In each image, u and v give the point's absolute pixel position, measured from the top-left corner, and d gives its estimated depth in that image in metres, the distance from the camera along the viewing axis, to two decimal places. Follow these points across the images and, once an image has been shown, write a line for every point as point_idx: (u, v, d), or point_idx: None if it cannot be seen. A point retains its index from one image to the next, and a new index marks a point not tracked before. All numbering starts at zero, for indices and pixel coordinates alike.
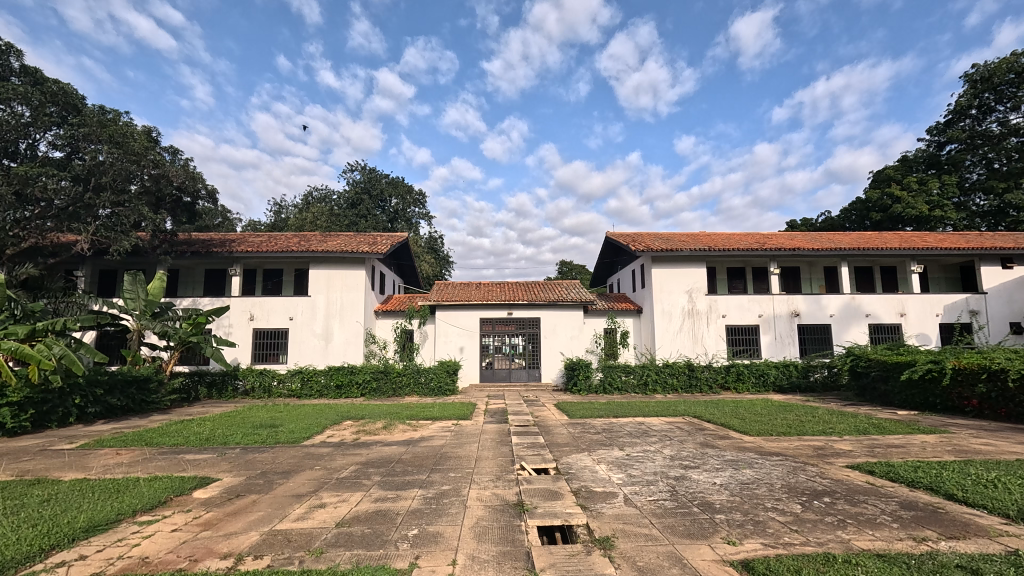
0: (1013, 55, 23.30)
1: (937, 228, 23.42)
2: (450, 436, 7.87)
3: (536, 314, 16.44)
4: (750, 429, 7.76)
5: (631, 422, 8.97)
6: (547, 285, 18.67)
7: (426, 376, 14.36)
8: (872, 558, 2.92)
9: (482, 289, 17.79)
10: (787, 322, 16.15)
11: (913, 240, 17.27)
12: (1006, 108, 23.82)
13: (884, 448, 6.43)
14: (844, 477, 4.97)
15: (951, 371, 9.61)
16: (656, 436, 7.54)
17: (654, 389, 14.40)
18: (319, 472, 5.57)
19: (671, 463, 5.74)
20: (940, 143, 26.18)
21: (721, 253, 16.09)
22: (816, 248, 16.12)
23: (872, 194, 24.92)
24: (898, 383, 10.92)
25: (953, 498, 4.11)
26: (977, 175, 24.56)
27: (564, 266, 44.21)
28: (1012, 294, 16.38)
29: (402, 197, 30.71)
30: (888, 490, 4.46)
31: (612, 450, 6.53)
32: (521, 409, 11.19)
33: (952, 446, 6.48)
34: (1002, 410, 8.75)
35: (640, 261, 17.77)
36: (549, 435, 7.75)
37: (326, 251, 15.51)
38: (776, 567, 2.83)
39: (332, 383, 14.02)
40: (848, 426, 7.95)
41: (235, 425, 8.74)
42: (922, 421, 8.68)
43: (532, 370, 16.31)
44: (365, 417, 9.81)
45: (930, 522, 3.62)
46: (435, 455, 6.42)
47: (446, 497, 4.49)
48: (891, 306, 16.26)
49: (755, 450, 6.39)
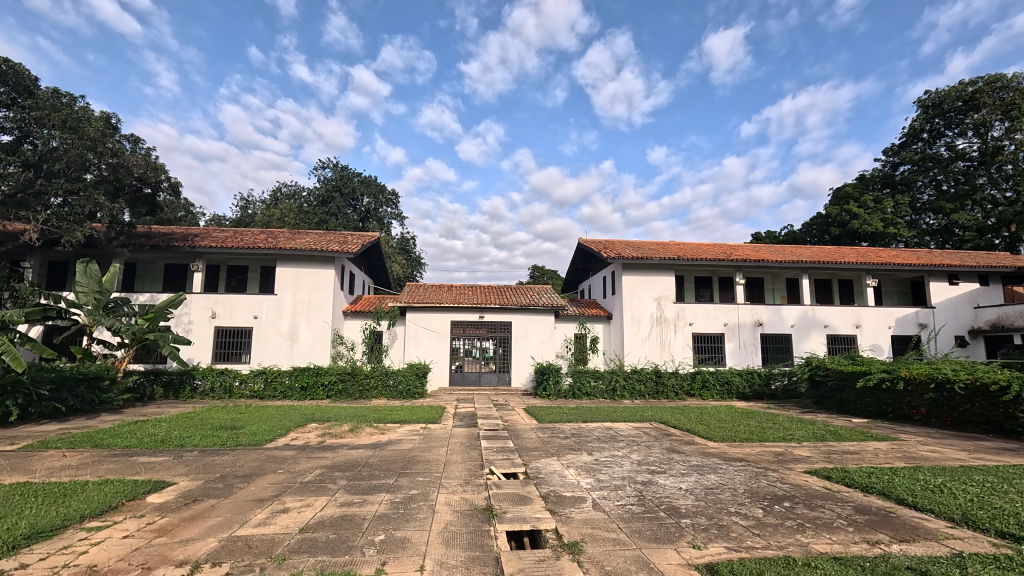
0: (961, 84, 24.70)
1: (891, 244, 24.58)
2: (419, 439, 7.79)
3: (508, 318, 16.47)
4: (713, 434, 7.96)
5: (599, 427, 9.07)
6: (519, 288, 18.68)
7: (395, 378, 14.18)
8: (829, 561, 3.01)
9: (454, 292, 17.70)
10: (750, 331, 16.65)
11: (869, 255, 18.08)
12: (953, 133, 25.21)
13: (839, 454, 6.71)
14: (803, 482, 5.13)
15: (902, 381, 10.06)
16: (624, 441, 7.64)
17: (622, 394, 14.60)
18: (282, 475, 5.42)
19: (639, 468, 5.83)
20: (895, 164, 27.61)
21: (689, 262, 16.44)
22: (779, 260, 16.66)
23: (832, 210, 25.99)
24: (853, 392, 11.38)
25: (902, 502, 4.31)
26: (928, 195, 26.00)
27: (535, 271, 45.08)
28: (958, 309, 17.32)
29: (374, 195, 30.30)
30: (844, 495, 4.63)
31: (580, 455, 6.58)
32: (490, 413, 11.14)
33: (902, 452, 6.80)
34: (948, 419, 9.22)
35: (611, 268, 17.97)
36: (518, 439, 7.76)
37: (295, 249, 15.14)
38: (738, 569, 2.91)
39: (297, 384, 13.65)
40: (805, 432, 8.23)
41: (193, 427, 8.40)
42: (875, 429, 9.05)
43: (502, 374, 16.28)
44: (331, 419, 9.60)
45: (882, 526, 3.78)
46: (403, 459, 6.33)
47: (413, 502, 4.42)
48: (848, 318, 16.94)
49: (718, 456, 6.55)
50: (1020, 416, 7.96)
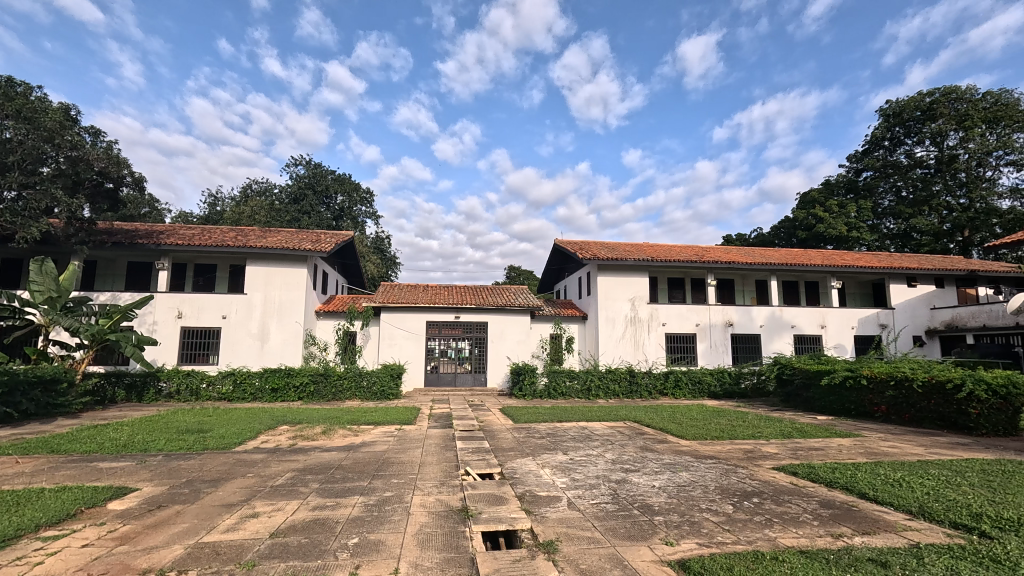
0: (919, 94, 25.79)
1: (854, 247, 25.53)
2: (394, 440, 7.71)
3: (484, 318, 16.45)
4: (685, 432, 8.13)
5: (574, 427, 9.13)
6: (495, 289, 18.68)
7: (369, 379, 13.99)
8: (795, 555, 3.10)
9: (429, 292, 17.58)
10: (721, 331, 17.03)
11: (833, 258, 18.71)
12: (912, 142, 26.30)
13: (805, 450, 6.92)
14: (771, 478, 5.27)
15: (864, 379, 10.44)
16: (598, 441, 7.71)
17: (597, 394, 14.74)
18: (252, 479, 5.29)
19: (613, 467, 5.90)
20: (858, 170, 28.66)
21: (663, 263, 16.72)
22: (749, 262, 17.07)
23: (798, 214, 26.82)
24: (819, 390, 11.75)
25: (864, 496, 4.47)
26: (888, 201, 27.08)
27: (512, 271, 45.18)
28: (916, 310, 18.09)
29: (348, 194, 29.86)
30: (809, 490, 4.78)
31: (555, 455, 6.62)
32: (466, 414, 11.10)
33: (863, 448, 7.06)
34: (906, 415, 9.62)
35: (586, 268, 18.13)
36: (494, 440, 7.75)
37: (266, 247, 14.78)
38: (710, 565, 2.96)
39: (267, 385, 13.34)
40: (773, 430, 8.45)
41: (158, 430, 8.12)
42: (839, 426, 9.36)
43: (477, 375, 16.24)
44: (303, 421, 9.42)
45: (845, 519, 3.91)
46: (377, 461, 6.25)
47: (387, 504, 4.37)
48: (814, 318, 17.50)
49: (690, 453, 6.69)
50: (973, 412, 8.36)
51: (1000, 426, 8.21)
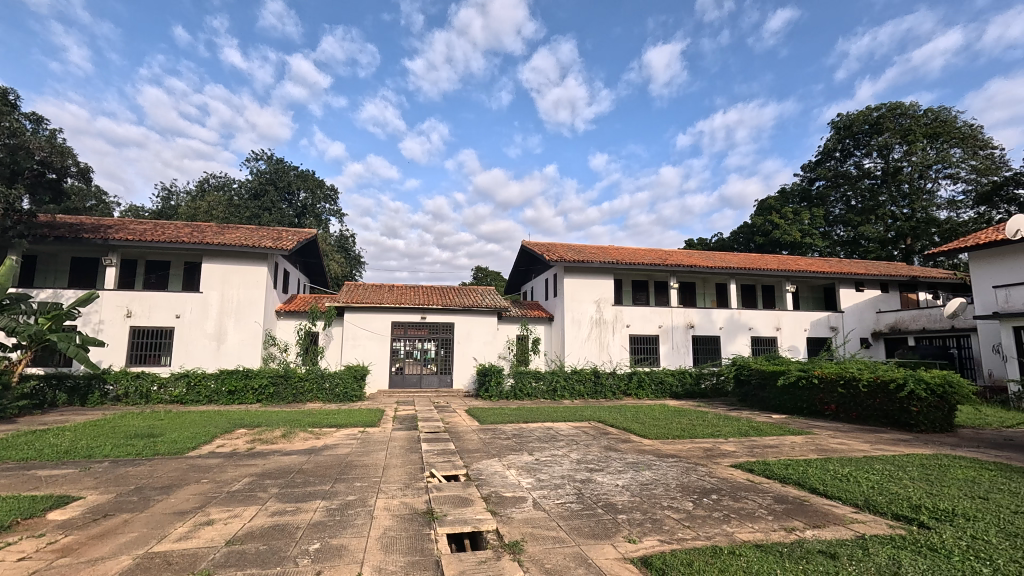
0: (867, 109, 27.20)
1: (807, 253, 26.68)
2: (357, 443, 7.56)
3: (450, 319, 16.34)
4: (648, 432, 8.30)
5: (540, 427, 9.18)
6: (462, 289, 18.60)
7: (331, 381, 13.66)
8: (751, 548, 3.21)
9: (395, 292, 17.33)
10: (682, 333, 17.48)
11: (788, 263, 19.51)
12: (860, 153, 27.71)
13: (761, 448, 7.18)
14: (729, 475, 5.44)
15: (816, 379, 10.92)
16: (563, 441, 7.78)
17: (562, 395, 14.87)
18: (206, 485, 5.08)
19: (578, 466, 5.96)
20: (811, 179, 29.98)
21: (627, 266, 17.03)
22: (710, 266, 17.60)
23: (756, 220, 27.84)
24: (774, 390, 12.21)
25: (815, 491, 4.67)
26: (839, 209, 28.44)
27: (479, 273, 45.08)
28: (863, 313, 19.07)
29: (312, 190, 29.12)
30: (764, 486, 4.97)
31: (521, 455, 6.64)
32: (431, 415, 10.99)
33: (814, 445, 7.39)
34: (854, 414, 10.11)
35: (553, 270, 18.28)
36: (460, 441, 7.71)
37: (224, 244, 14.23)
38: (671, 561, 3.03)
39: (223, 388, 12.85)
40: (731, 428, 8.73)
41: (104, 435, 7.70)
42: (792, 424, 9.75)
43: (443, 376, 16.12)
44: (261, 424, 9.11)
45: (797, 513, 4.08)
46: (339, 464, 6.12)
47: (350, 508, 4.29)
48: (770, 321, 18.19)
49: (652, 452, 6.84)
50: (913, 409, 8.87)
51: (937, 423, 8.75)
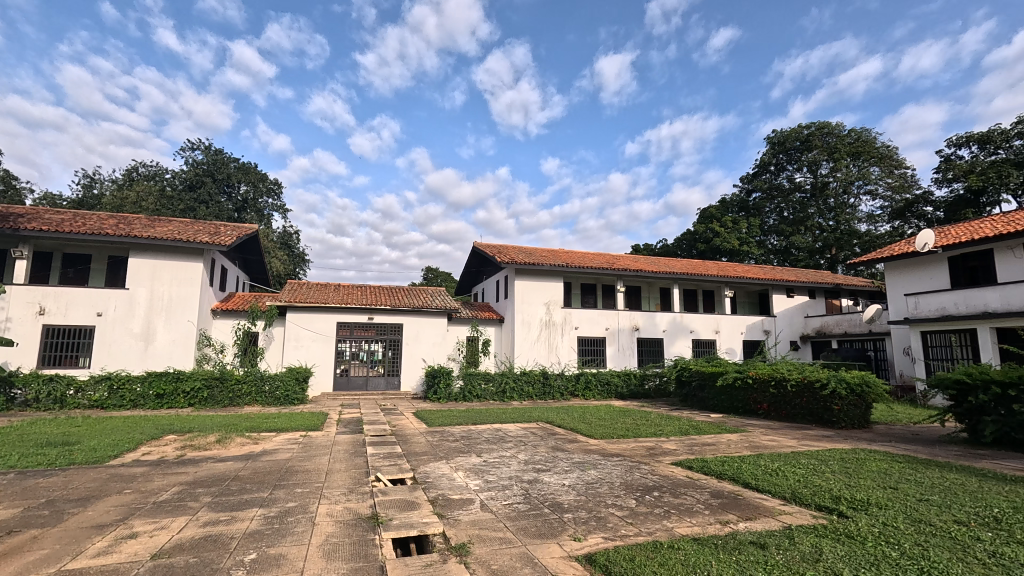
0: (798, 127, 29.10)
1: (744, 260, 28.14)
2: (298, 448, 7.26)
3: (399, 320, 16.05)
4: (594, 432, 8.49)
5: (488, 429, 9.17)
6: (411, 290, 18.31)
7: (271, 384, 13.07)
8: (689, 542, 3.35)
9: (341, 292, 16.82)
10: (628, 335, 18.01)
11: (727, 269, 20.52)
12: (792, 168, 29.59)
13: (699, 446, 7.51)
14: (669, 473, 5.65)
15: (750, 380, 11.54)
16: (512, 442, 7.82)
17: (511, 396, 14.93)
18: (130, 496, 4.73)
19: (525, 467, 6.01)
20: (749, 190, 31.71)
21: (577, 269, 17.34)
22: (655, 271, 18.23)
23: (698, 228, 29.11)
24: (712, 390, 12.79)
25: (747, 485, 4.94)
26: (773, 219, 30.23)
27: (429, 274, 44.47)
28: (792, 317, 20.35)
29: (253, 184, 27.81)
30: (702, 482, 5.19)
31: (469, 457, 6.62)
32: (378, 418, 10.74)
33: (748, 442, 7.80)
34: (783, 412, 10.76)
35: (504, 272, 18.35)
36: (406, 444, 7.58)
37: (154, 237, 13.31)
38: (614, 557, 3.12)
39: (151, 391, 12.02)
40: (673, 428, 9.06)
41: (9, 444, 7.00)
42: (729, 423, 10.24)
43: (391, 378, 15.81)
44: (193, 430, 8.58)
45: (732, 507, 4.30)
46: (279, 470, 5.86)
47: (290, 516, 4.12)
48: (709, 324, 19.07)
49: (598, 452, 7.00)
50: (835, 407, 9.56)
51: (855, 419, 9.47)
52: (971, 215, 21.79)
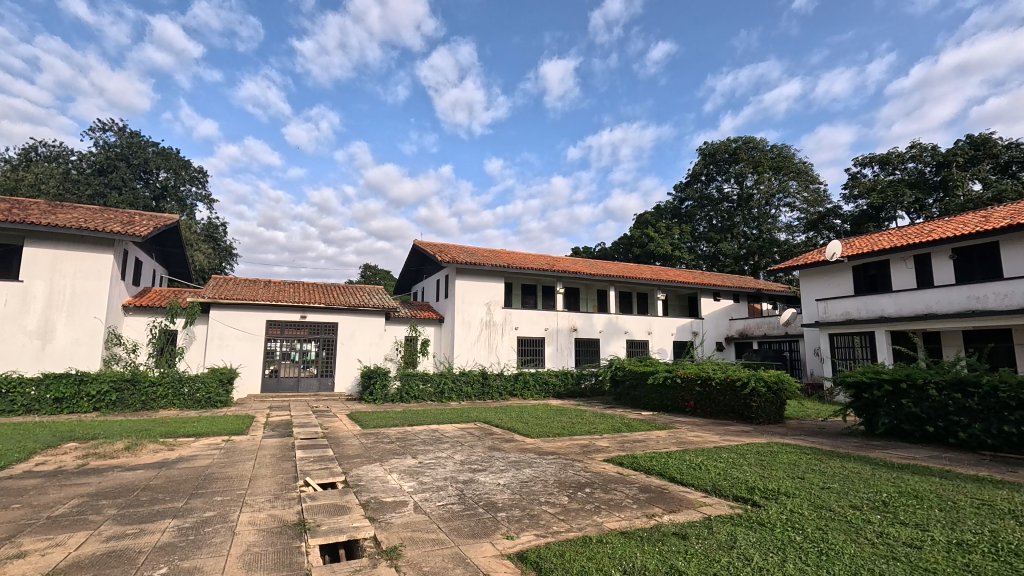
0: (727, 140, 30.94)
1: (676, 265, 29.55)
2: (219, 454, 6.84)
3: (333, 318, 15.50)
4: (531, 431, 8.60)
5: (425, 430, 9.06)
6: (348, 287, 17.74)
7: (191, 386, 12.22)
8: (617, 536, 3.48)
9: (272, 288, 16.01)
10: (566, 336, 18.40)
11: (660, 273, 21.45)
12: (721, 179, 31.42)
13: (630, 443, 7.80)
14: (601, 469, 5.84)
15: (679, 379, 12.13)
16: (448, 443, 7.77)
17: (449, 396, 14.83)
18: (18, 511, 4.25)
19: (461, 467, 5.99)
20: (682, 198, 33.33)
21: (517, 270, 17.50)
22: (593, 273, 18.74)
23: (635, 233, 30.24)
24: (644, 389, 13.33)
25: (673, 479, 5.19)
26: (703, 227, 31.94)
27: (367, 271, 43.22)
28: (718, 320, 21.62)
29: (175, 171, 25.89)
30: (632, 477, 5.40)
31: (404, 459, 6.50)
32: (309, 421, 10.31)
33: (675, 438, 8.20)
34: (708, 409, 11.40)
35: (445, 271, 18.19)
36: (339, 447, 7.33)
37: (55, 225, 12.05)
38: (545, 553, 3.18)
39: (49, 395, 10.88)
40: (606, 426, 9.35)
41: None
42: (659, 420, 10.70)
43: (324, 379, 15.23)
44: (98, 436, 7.86)
45: (658, 500, 4.51)
46: (197, 478, 5.49)
47: (208, 526, 3.87)
48: (643, 325, 19.86)
49: (534, 450, 7.10)
50: (754, 404, 10.26)
51: (771, 414, 10.21)
52: (873, 229, 24.09)
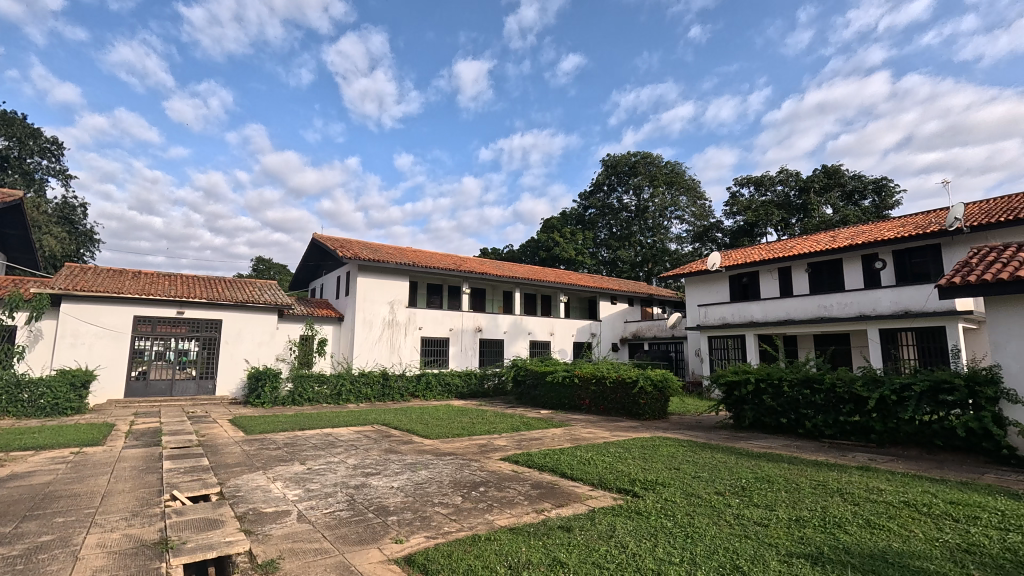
0: (627, 154, 32.97)
1: (578, 269, 30.88)
2: (66, 468, 5.95)
3: (217, 315, 14.18)
4: (430, 432, 8.50)
5: (317, 434, 8.60)
6: (235, 282, 16.31)
7: (34, 391, 10.52)
8: (505, 532, 3.57)
9: (143, 280, 14.27)
10: (471, 336, 18.47)
11: (563, 277, 22.29)
12: (621, 190, 33.40)
13: (527, 441, 8.02)
14: (496, 468, 5.94)
15: (576, 378, 12.69)
16: (341, 447, 7.44)
17: (347, 398, 14.21)
18: None
19: (353, 472, 5.77)
20: (585, 206, 34.92)
21: (423, 269, 17.24)
22: (498, 274, 19.00)
23: (541, 237, 31.14)
24: (544, 388, 13.77)
25: (563, 475, 5.42)
26: (603, 234, 33.69)
27: (260, 265, 39.99)
28: (614, 322, 22.94)
29: (19, 140, 22.12)
30: (525, 475, 5.55)
31: (290, 466, 6.12)
32: (183, 428, 9.33)
33: (569, 435, 8.56)
34: (601, 407, 12.03)
35: (346, 268, 17.41)
36: (216, 455, 6.72)
37: None
38: (433, 555, 3.18)
39: None
40: (505, 425, 9.52)
41: None
42: (556, 418, 11.10)
43: (203, 381, 13.88)
44: None
45: (547, 495, 4.69)
46: (32, 498, 4.73)
47: (43, 553, 3.35)
48: (545, 327, 20.52)
49: (431, 452, 7.04)
50: (642, 401, 11.03)
51: (657, 410, 11.05)
52: (747, 243, 26.98)
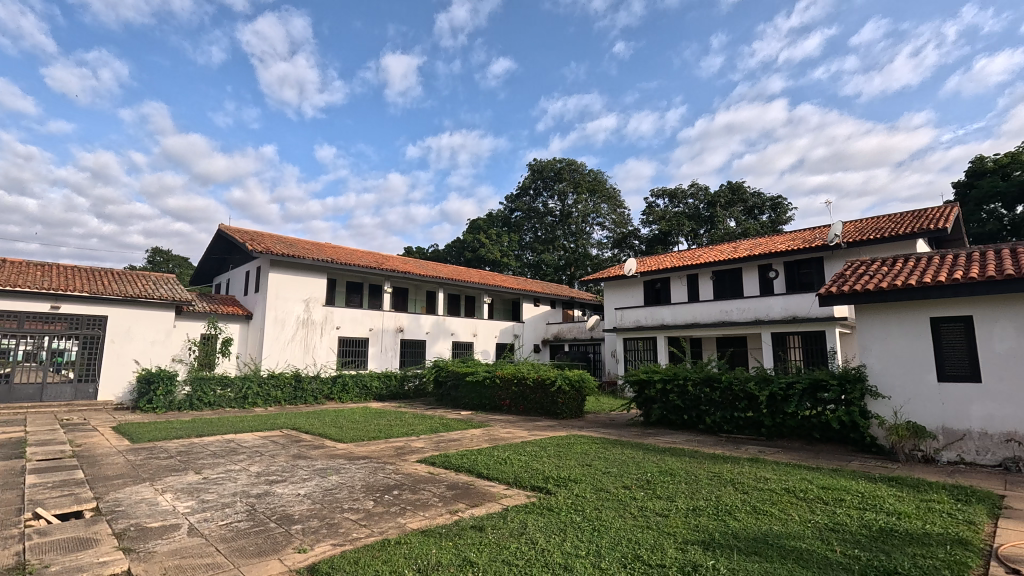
0: (553, 160, 33.83)
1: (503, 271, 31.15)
2: None
3: (102, 311, 12.72)
4: (344, 436, 8.18)
5: (217, 441, 7.97)
6: (125, 274, 14.72)
7: None
8: (416, 535, 3.52)
9: (7, 269, 12.47)
10: (391, 336, 18.00)
11: (487, 278, 22.39)
12: (546, 195, 34.18)
13: (445, 442, 7.95)
14: (412, 470, 5.84)
15: (497, 379, 12.78)
16: (244, 454, 6.95)
17: (253, 402, 13.31)
18: None
19: (256, 480, 5.41)
20: (512, 209, 35.34)
21: (342, 266, 16.56)
22: (422, 274, 18.71)
23: (467, 237, 31.06)
24: (465, 389, 13.74)
25: (480, 475, 5.44)
26: (529, 237, 34.26)
27: (156, 258, 36.36)
28: (536, 324, 23.40)
29: None
30: (441, 476, 5.50)
31: (184, 475, 5.63)
32: (54, 437, 8.25)
33: (488, 436, 8.61)
34: (521, 407, 12.21)
35: (256, 262, 16.32)
36: (93, 467, 6.01)
37: None
38: (339, 562, 3.06)
39: None
40: (424, 427, 9.38)
41: None
42: (476, 419, 11.11)
43: (82, 385, 12.38)
44: None
45: (462, 496, 4.68)
46: None
47: None
48: (468, 328, 20.49)
49: (344, 456, 6.77)
50: (560, 400, 11.34)
51: (574, 410, 11.40)
52: (661, 251, 28.64)
